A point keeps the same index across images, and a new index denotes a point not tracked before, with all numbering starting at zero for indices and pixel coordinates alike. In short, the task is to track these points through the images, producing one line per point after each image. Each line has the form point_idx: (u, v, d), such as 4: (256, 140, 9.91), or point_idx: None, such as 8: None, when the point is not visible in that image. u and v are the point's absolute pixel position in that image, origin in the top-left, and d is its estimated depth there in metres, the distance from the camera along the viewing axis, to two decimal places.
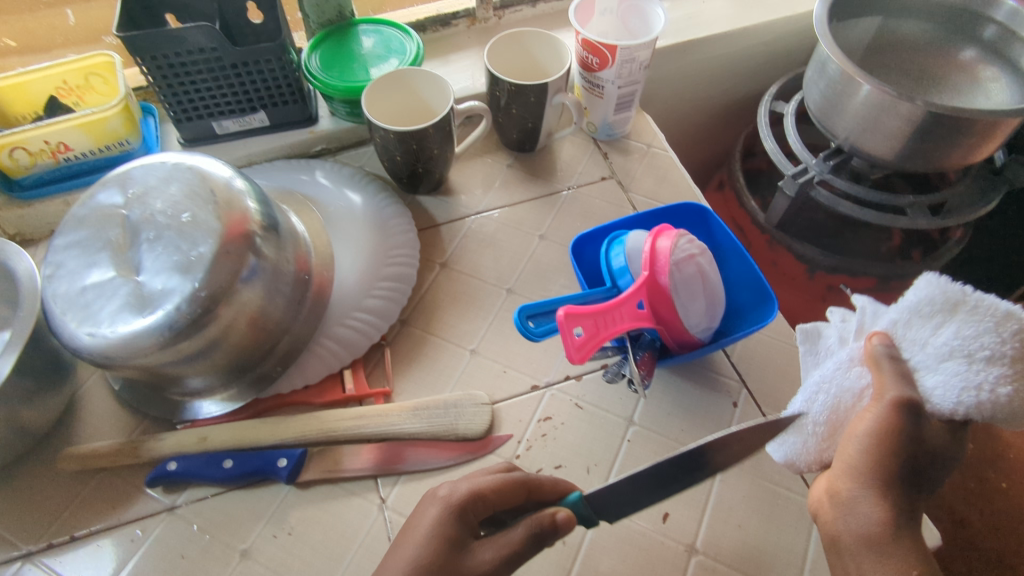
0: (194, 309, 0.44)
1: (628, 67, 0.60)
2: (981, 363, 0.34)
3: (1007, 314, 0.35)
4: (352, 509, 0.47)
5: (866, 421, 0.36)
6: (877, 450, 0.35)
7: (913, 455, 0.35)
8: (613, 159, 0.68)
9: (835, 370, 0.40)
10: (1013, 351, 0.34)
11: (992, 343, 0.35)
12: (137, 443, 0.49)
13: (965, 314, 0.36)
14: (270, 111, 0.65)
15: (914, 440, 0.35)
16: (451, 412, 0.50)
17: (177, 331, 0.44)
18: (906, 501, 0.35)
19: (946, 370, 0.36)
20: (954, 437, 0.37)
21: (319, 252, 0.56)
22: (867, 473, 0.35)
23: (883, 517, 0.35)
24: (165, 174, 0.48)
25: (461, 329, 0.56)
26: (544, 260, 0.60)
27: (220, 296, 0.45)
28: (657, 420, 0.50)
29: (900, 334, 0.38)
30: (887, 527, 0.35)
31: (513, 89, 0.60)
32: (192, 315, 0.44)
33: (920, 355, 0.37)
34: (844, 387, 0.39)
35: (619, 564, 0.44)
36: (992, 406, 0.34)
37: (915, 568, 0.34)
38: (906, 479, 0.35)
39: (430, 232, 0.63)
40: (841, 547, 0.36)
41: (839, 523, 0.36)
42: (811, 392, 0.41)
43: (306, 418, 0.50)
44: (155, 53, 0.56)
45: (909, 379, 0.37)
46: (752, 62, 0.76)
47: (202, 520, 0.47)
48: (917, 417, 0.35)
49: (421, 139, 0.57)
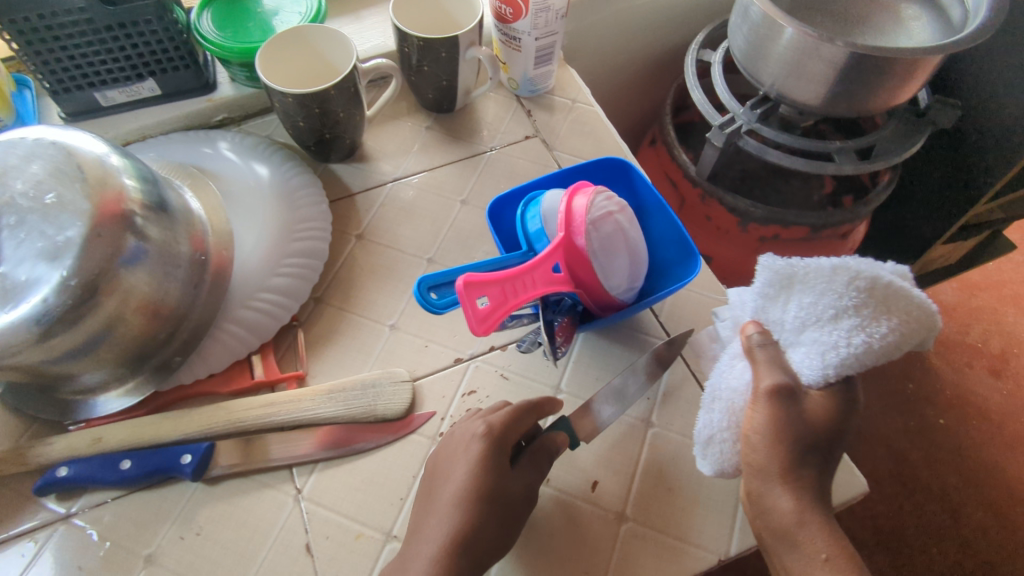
0: (65, 299, 0.40)
1: (544, 16, 0.57)
2: (832, 323, 0.34)
3: (835, 268, 0.34)
4: (265, 503, 0.44)
5: (756, 419, 0.35)
6: (773, 447, 0.35)
7: (803, 437, 0.35)
8: (537, 117, 0.65)
9: (724, 375, 0.40)
10: (855, 300, 0.34)
11: (832, 301, 0.34)
12: (22, 450, 0.44)
13: (801, 284, 0.35)
14: (161, 79, 0.59)
15: (800, 427, 0.35)
16: (369, 393, 0.47)
17: (48, 325, 0.40)
18: (808, 485, 0.36)
19: (808, 340, 0.35)
20: (848, 403, 0.36)
21: (218, 230, 0.51)
22: (765, 472, 0.35)
23: (792, 510, 0.35)
24: (27, 152, 0.43)
25: (379, 304, 0.53)
26: (466, 226, 0.57)
27: (97, 283, 0.41)
28: (586, 386, 0.49)
29: (763, 317, 0.38)
30: (801, 519, 0.35)
31: (422, 44, 0.56)
32: (63, 306, 0.40)
33: (784, 332, 0.37)
34: (734, 390, 0.38)
35: (549, 538, 0.42)
36: (858, 360, 0.34)
37: (827, 550, 0.34)
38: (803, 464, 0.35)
39: (344, 202, 0.59)
40: (766, 542, 0.37)
41: (758, 520, 0.37)
42: (711, 401, 0.40)
43: (212, 410, 0.46)
44: (13, 16, 0.49)
45: (783, 360, 0.36)
46: (678, 9, 0.73)
47: (101, 527, 0.43)
48: (793, 405, 0.35)
49: (324, 103, 0.53)
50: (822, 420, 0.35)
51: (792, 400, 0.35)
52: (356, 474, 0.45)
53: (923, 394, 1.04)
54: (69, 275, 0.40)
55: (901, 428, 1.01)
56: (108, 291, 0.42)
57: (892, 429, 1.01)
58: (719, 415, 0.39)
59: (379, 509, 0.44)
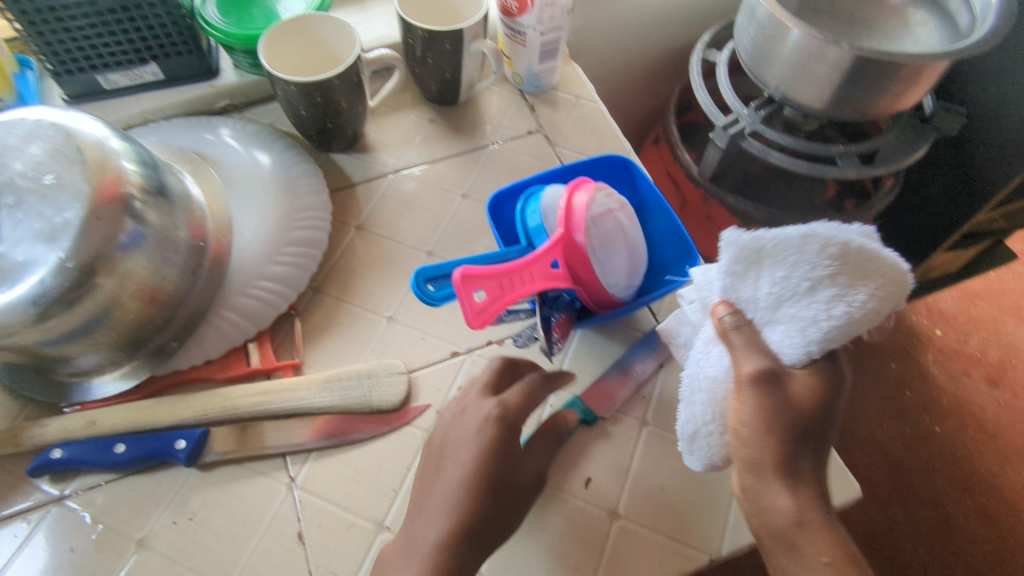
0: (63, 280, 0.40)
1: (549, 11, 0.56)
2: (808, 297, 0.32)
3: (805, 237, 0.32)
4: (258, 490, 0.44)
5: (743, 410, 0.34)
6: (763, 439, 0.34)
7: (791, 424, 0.34)
8: (540, 112, 0.64)
9: (702, 362, 0.38)
10: (829, 269, 0.31)
11: (806, 273, 0.32)
12: (17, 431, 0.44)
13: (770, 258, 0.33)
14: (163, 63, 0.59)
15: (792, 415, 0.34)
16: (365, 384, 0.47)
17: (44, 306, 0.40)
18: (806, 480, 0.34)
19: (784, 317, 0.34)
20: (834, 386, 0.35)
21: (217, 216, 0.51)
22: (760, 466, 0.34)
23: (789, 508, 0.34)
24: (26, 132, 0.43)
25: (378, 295, 0.53)
26: (467, 219, 0.57)
27: (95, 266, 0.41)
28: (582, 383, 0.49)
29: (731, 295, 0.36)
30: (799, 519, 0.34)
31: (427, 36, 0.55)
32: (60, 288, 0.40)
33: (757, 309, 0.35)
34: (710, 378, 0.37)
35: (541, 533, 0.42)
36: (839, 332, 0.32)
37: (829, 551, 0.33)
38: (794, 456, 0.34)
39: (344, 193, 0.59)
40: (763, 543, 0.35)
41: (754, 519, 0.35)
42: (690, 391, 0.39)
43: (207, 396, 0.46)
44: None
45: (759, 341, 0.35)
46: (685, 9, 0.73)
47: (93, 510, 0.43)
48: (778, 391, 0.33)
49: (326, 92, 0.53)
50: (810, 403, 0.34)
51: (778, 386, 0.34)
52: (350, 464, 0.45)
53: (921, 402, 1.04)
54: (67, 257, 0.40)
55: (897, 435, 1.01)
56: (106, 273, 0.42)
57: (888, 435, 1.01)
58: (701, 409, 0.38)
59: (372, 500, 0.44)
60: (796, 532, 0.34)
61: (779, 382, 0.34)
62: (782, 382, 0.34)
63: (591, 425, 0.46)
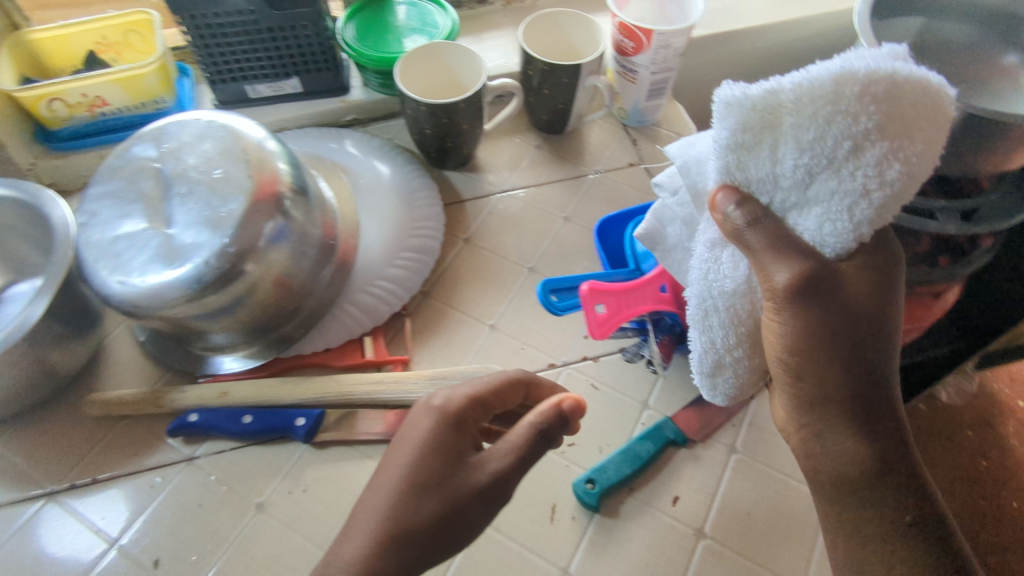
0: (223, 264, 0.45)
1: (663, 53, 0.60)
2: (847, 163, 0.29)
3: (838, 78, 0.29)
4: (366, 472, 0.48)
5: (779, 332, 0.35)
6: (821, 369, 0.35)
7: (846, 345, 0.34)
8: (642, 146, 0.68)
9: (715, 273, 0.39)
10: (871, 122, 0.29)
11: (838, 131, 0.29)
12: (160, 393, 0.50)
13: (789, 119, 0.30)
14: (304, 78, 0.65)
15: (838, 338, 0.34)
16: (467, 384, 0.51)
17: (205, 285, 0.45)
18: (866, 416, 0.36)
19: (819, 197, 0.31)
20: (878, 287, 0.34)
21: (346, 217, 0.56)
22: (817, 407, 0.36)
23: (852, 452, 0.36)
24: (200, 131, 0.49)
25: (482, 304, 0.57)
26: (568, 241, 0.60)
27: (249, 254, 0.46)
28: (672, 405, 0.51)
29: (732, 178, 0.33)
30: (878, 471, 0.37)
31: (546, 69, 0.59)
32: (220, 270, 0.45)
33: (778, 190, 0.32)
34: (724, 284, 0.39)
35: (628, 544, 0.44)
36: (886, 202, 0.30)
37: (903, 512, 0.38)
38: (855, 391, 0.35)
39: (456, 207, 0.63)
40: (822, 479, 0.38)
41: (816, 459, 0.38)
42: (703, 309, 0.40)
43: (324, 380, 0.50)
44: (192, 12, 0.56)
45: (786, 237, 0.32)
46: (789, 58, 0.75)
47: (219, 472, 0.48)
48: (824, 305, 0.33)
49: (452, 114, 0.57)
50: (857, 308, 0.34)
51: (817, 295, 0.33)
52: None
53: None
54: (229, 243, 0.45)
55: None
56: (256, 261, 0.47)
57: None
58: (722, 329, 0.40)
59: None
60: (868, 477, 0.37)
61: (829, 289, 0.33)
62: (825, 285, 0.33)
63: (681, 447, 0.49)
